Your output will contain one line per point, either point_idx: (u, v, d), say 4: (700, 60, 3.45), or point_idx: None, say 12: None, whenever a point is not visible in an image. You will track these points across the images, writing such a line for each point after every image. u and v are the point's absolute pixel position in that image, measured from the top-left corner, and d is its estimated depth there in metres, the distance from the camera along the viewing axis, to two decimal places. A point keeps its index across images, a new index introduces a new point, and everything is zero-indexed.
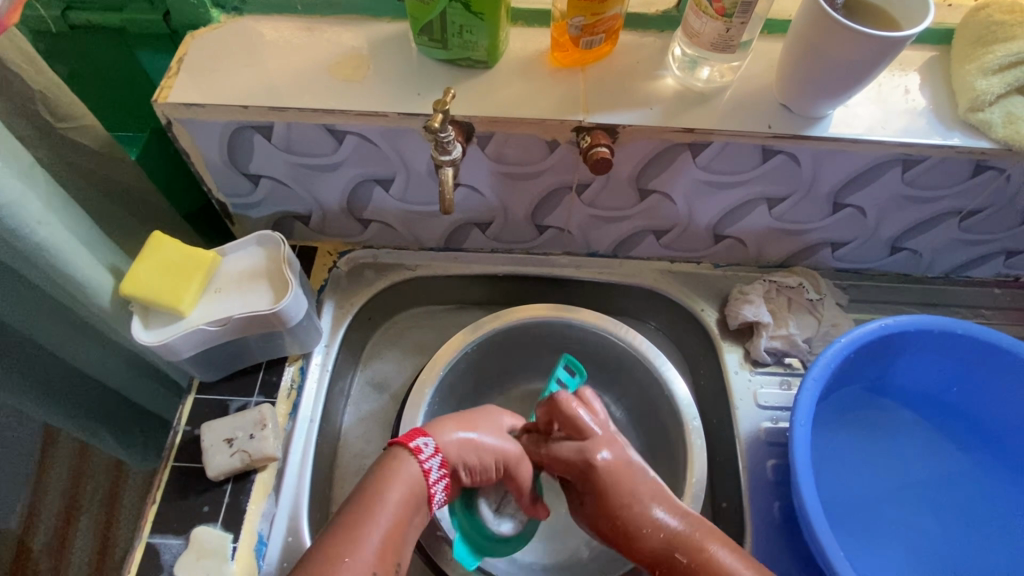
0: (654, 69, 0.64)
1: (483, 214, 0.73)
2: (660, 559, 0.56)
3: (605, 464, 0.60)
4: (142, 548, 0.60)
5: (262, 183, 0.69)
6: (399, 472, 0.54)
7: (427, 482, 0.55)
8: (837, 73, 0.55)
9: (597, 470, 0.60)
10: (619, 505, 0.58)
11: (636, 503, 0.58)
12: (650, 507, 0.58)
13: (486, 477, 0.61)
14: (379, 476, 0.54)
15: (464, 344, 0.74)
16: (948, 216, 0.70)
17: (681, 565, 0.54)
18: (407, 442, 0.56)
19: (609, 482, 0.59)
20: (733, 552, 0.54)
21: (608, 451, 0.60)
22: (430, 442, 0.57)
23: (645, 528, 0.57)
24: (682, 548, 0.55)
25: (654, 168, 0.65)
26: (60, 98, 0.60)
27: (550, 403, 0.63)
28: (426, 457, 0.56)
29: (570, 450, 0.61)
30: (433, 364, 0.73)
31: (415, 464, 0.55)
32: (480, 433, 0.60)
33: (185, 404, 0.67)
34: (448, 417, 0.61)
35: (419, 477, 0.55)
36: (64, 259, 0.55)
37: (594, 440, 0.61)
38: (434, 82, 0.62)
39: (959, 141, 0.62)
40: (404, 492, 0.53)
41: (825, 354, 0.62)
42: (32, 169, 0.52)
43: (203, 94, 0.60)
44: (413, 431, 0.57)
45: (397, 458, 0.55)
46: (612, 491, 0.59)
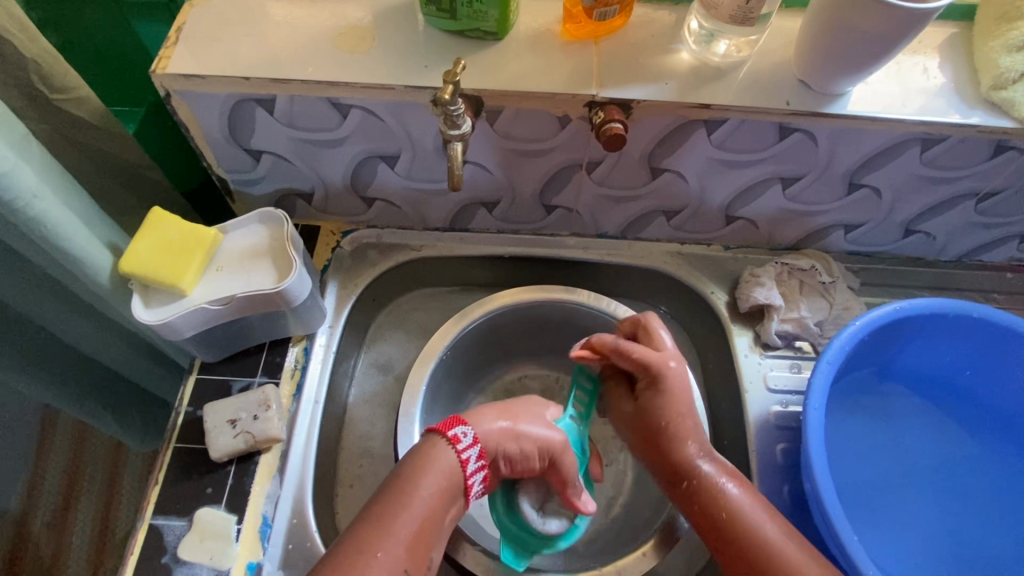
0: (668, 43, 0.62)
1: (490, 193, 0.71)
2: (688, 472, 0.57)
3: (674, 372, 0.61)
4: (145, 529, 0.59)
5: (264, 159, 0.67)
6: (435, 462, 0.53)
7: (464, 471, 0.54)
8: (859, 47, 0.53)
9: (665, 378, 0.61)
10: (666, 424, 0.59)
11: (682, 421, 0.59)
12: (694, 435, 0.59)
13: (528, 466, 0.60)
14: (412, 464, 0.53)
15: (469, 322, 0.74)
16: (965, 198, 0.69)
17: (701, 487, 0.56)
18: (443, 431, 0.55)
19: (666, 392, 0.60)
20: (749, 494, 0.55)
21: (677, 363, 0.62)
22: (468, 432, 0.56)
23: (682, 445, 0.58)
24: (705, 476, 0.56)
25: (667, 146, 0.64)
26: (54, 67, 0.57)
27: (639, 319, 0.66)
28: (464, 447, 0.54)
29: (647, 351, 0.62)
30: (436, 343, 0.72)
31: (452, 453, 0.54)
32: (520, 424, 0.59)
33: (187, 384, 0.66)
34: (484, 407, 0.60)
35: (456, 467, 0.54)
36: (61, 235, 0.53)
37: (668, 353, 0.62)
38: (441, 54, 0.60)
39: (980, 119, 0.60)
40: (439, 482, 0.52)
41: (839, 337, 0.61)
42: (27, 140, 0.50)
43: (203, 65, 0.58)
44: (452, 418, 0.56)
45: (434, 446, 0.54)
46: (670, 396, 0.60)
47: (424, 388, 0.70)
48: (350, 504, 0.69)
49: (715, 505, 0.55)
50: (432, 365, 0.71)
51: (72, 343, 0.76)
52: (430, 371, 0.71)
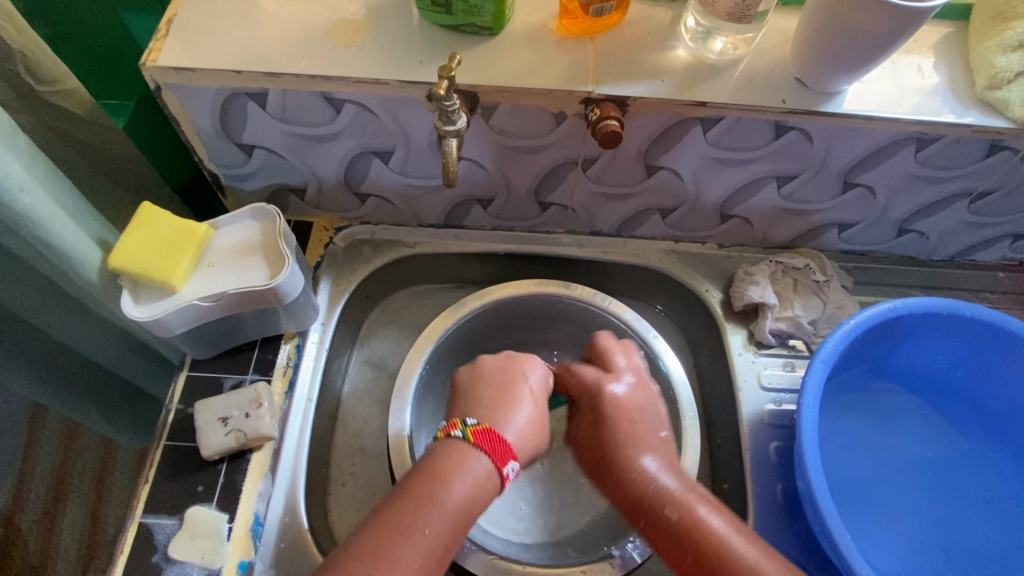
0: (665, 40, 0.62)
1: (485, 190, 0.71)
2: (647, 508, 0.55)
3: (620, 389, 0.63)
4: (135, 528, 0.58)
5: (256, 154, 0.66)
6: (464, 466, 0.51)
7: (497, 478, 0.53)
8: (856, 45, 0.53)
9: (604, 398, 0.62)
10: (607, 428, 0.60)
11: (621, 430, 0.60)
12: (640, 454, 0.58)
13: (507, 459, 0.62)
14: (442, 466, 0.51)
15: (463, 315, 0.73)
16: (958, 198, 0.69)
17: (668, 520, 0.53)
18: (478, 440, 0.53)
19: (601, 405, 0.62)
20: (705, 499, 0.54)
21: (621, 385, 0.64)
22: (515, 469, 0.54)
23: (631, 465, 0.57)
24: (673, 505, 0.54)
25: (662, 144, 0.63)
26: (41, 58, 0.56)
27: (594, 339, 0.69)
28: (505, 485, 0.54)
29: (591, 374, 0.65)
30: (427, 338, 0.71)
31: (490, 466, 0.52)
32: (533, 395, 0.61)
33: (178, 381, 0.65)
34: (494, 396, 0.59)
35: (489, 478, 0.52)
36: (49, 230, 0.52)
37: (612, 373, 0.65)
38: (436, 49, 0.59)
39: (975, 120, 0.60)
40: (470, 487, 0.51)
41: (834, 335, 0.62)
42: (14, 133, 0.49)
43: (193, 58, 0.57)
44: (508, 450, 0.54)
45: (461, 452, 0.52)
46: (616, 417, 0.61)
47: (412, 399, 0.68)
48: (342, 501, 0.68)
49: (662, 516, 0.54)
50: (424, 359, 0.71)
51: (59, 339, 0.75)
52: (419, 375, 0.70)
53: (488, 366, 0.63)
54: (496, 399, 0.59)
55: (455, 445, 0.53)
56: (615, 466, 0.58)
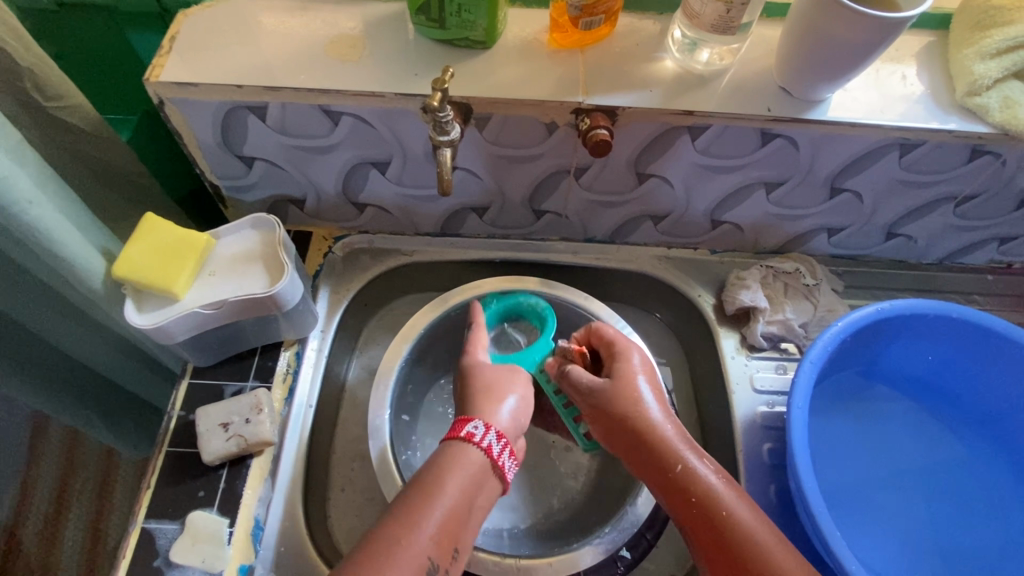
0: (653, 51, 0.63)
1: (480, 199, 0.73)
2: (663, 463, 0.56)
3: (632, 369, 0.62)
4: (137, 533, 0.59)
5: (256, 165, 0.68)
6: (455, 463, 0.54)
7: (494, 462, 0.55)
8: (836, 55, 0.55)
9: (622, 365, 0.63)
10: (625, 399, 0.60)
11: (638, 403, 0.59)
12: (650, 410, 0.59)
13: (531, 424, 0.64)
14: (442, 465, 0.53)
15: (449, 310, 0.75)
16: (944, 202, 0.71)
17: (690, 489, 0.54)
18: (454, 433, 0.57)
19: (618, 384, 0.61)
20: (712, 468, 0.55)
21: (638, 359, 0.64)
22: (478, 424, 0.57)
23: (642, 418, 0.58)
24: (688, 473, 0.55)
25: (652, 152, 0.65)
26: (48, 76, 0.58)
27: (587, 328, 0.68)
28: (479, 438, 0.56)
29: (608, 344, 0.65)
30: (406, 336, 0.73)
31: (481, 454, 0.55)
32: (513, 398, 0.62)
33: (180, 389, 0.66)
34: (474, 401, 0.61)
35: (485, 465, 0.55)
36: (55, 240, 0.54)
37: (625, 350, 0.64)
38: (430, 63, 0.61)
39: (957, 125, 0.62)
40: (465, 481, 0.53)
41: (823, 337, 0.63)
42: (22, 147, 0.51)
43: (195, 73, 0.59)
44: (459, 421, 0.58)
45: (455, 450, 0.55)
46: (626, 383, 0.61)
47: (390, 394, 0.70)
48: (341, 507, 0.69)
49: (685, 489, 0.54)
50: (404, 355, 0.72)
51: (61, 347, 0.76)
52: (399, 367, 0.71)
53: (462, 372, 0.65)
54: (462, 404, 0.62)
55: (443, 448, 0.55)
56: (637, 437, 0.58)
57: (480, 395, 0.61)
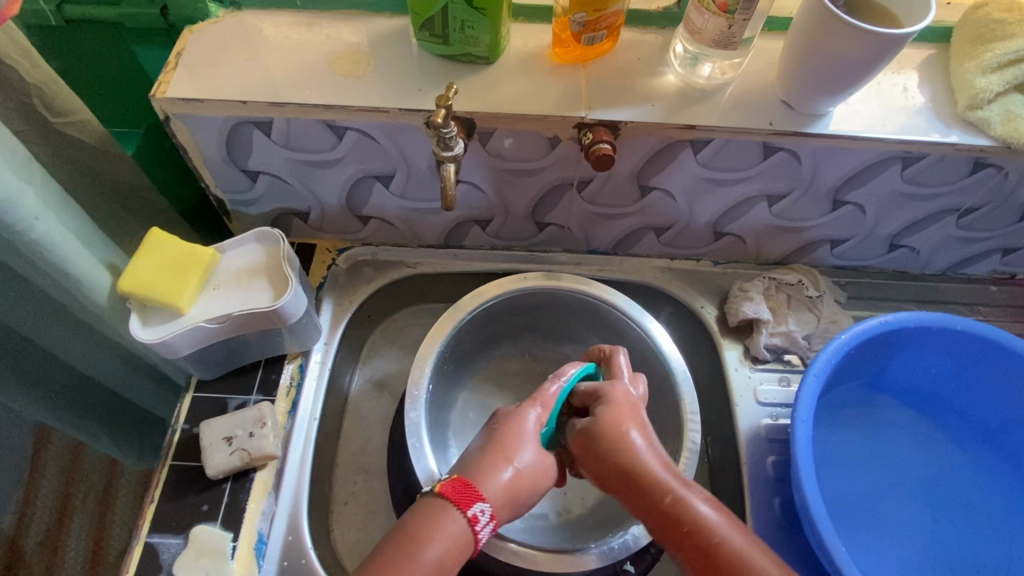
0: (655, 65, 0.64)
1: (484, 211, 0.73)
2: (644, 488, 0.51)
3: (624, 396, 0.58)
4: (141, 548, 0.59)
5: (260, 179, 0.68)
6: (444, 533, 0.49)
7: (475, 542, 0.51)
8: (838, 70, 0.55)
9: (608, 394, 0.58)
10: (609, 431, 0.54)
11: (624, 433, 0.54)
12: (634, 439, 0.54)
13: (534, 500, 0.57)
14: (421, 534, 0.49)
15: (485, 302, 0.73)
16: (947, 214, 0.71)
17: (665, 503, 0.49)
18: (461, 503, 0.51)
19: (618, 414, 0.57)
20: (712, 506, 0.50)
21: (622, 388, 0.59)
22: (486, 510, 0.51)
23: (626, 451, 0.53)
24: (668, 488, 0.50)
25: (655, 165, 0.65)
26: (56, 92, 0.59)
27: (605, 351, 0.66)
28: (481, 526, 0.51)
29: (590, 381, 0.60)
30: (437, 332, 0.70)
31: (467, 529, 0.50)
32: (524, 483, 0.55)
33: (184, 401, 0.67)
34: (490, 462, 0.54)
35: (469, 541, 0.50)
36: (61, 256, 0.54)
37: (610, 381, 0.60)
38: (433, 78, 0.61)
39: (959, 138, 0.62)
40: (449, 551, 0.49)
41: (827, 349, 0.63)
42: (29, 164, 0.51)
43: (202, 89, 0.59)
44: (471, 491, 0.52)
45: (446, 515, 0.50)
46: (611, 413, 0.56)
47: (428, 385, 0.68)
48: (344, 520, 0.69)
49: (671, 518, 0.49)
50: (439, 346, 0.70)
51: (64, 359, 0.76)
52: (438, 351, 0.70)
53: (505, 417, 0.59)
54: (491, 451, 0.55)
55: (434, 511, 0.51)
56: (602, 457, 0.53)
57: (500, 451, 0.55)
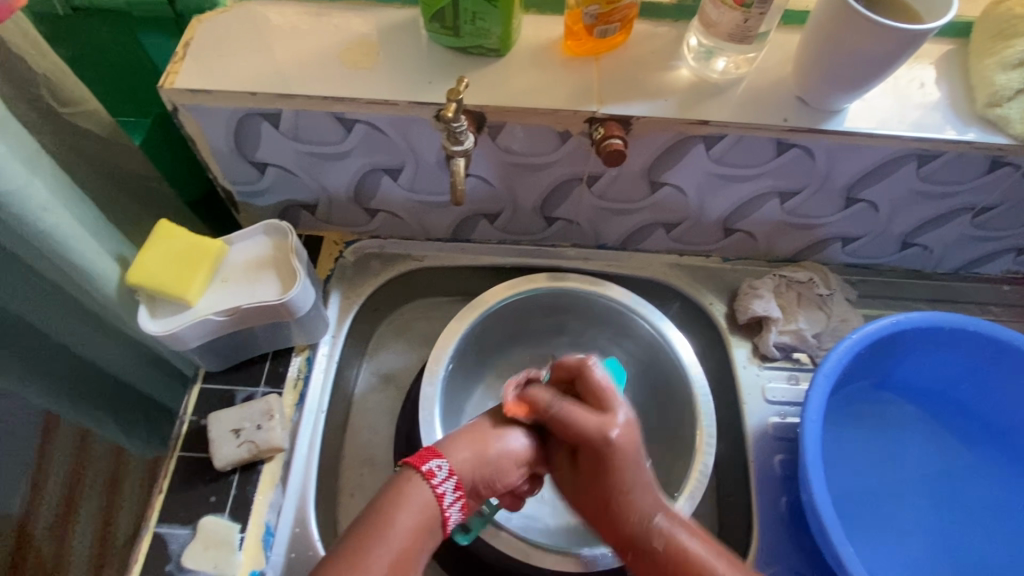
0: (668, 59, 0.63)
1: (492, 204, 0.72)
2: (634, 544, 0.52)
3: (620, 444, 0.53)
4: (149, 538, 0.60)
5: (269, 171, 0.68)
6: (409, 498, 0.52)
7: (441, 506, 0.52)
8: (856, 65, 0.54)
9: (613, 454, 0.53)
10: (620, 469, 0.53)
11: (627, 495, 0.53)
12: (643, 505, 0.53)
13: (510, 482, 0.58)
14: (388, 501, 0.51)
15: (497, 303, 0.73)
16: (961, 212, 0.70)
17: (656, 552, 0.51)
18: (418, 465, 0.54)
19: (615, 467, 0.53)
20: (709, 545, 0.51)
21: (619, 429, 0.53)
22: (443, 465, 0.54)
23: (630, 519, 0.52)
24: (658, 537, 0.51)
25: (666, 160, 0.64)
26: (62, 80, 0.58)
27: (576, 364, 0.57)
28: (438, 481, 0.53)
29: (589, 420, 0.53)
30: (450, 332, 0.71)
31: (427, 489, 0.52)
32: (488, 448, 0.56)
33: (192, 392, 0.67)
34: (458, 431, 0.57)
35: (432, 502, 0.52)
36: (69, 248, 0.54)
37: (610, 416, 0.54)
38: (443, 70, 0.60)
39: (976, 136, 0.61)
40: (415, 516, 0.51)
41: (838, 349, 0.62)
42: (38, 155, 0.51)
43: (211, 80, 0.59)
44: (427, 452, 0.55)
45: (408, 482, 0.53)
46: (618, 473, 0.53)
47: (444, 372, 0.69)
48: (351, 512, 0.69)
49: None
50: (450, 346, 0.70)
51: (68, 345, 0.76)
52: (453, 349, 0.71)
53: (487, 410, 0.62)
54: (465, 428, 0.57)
55: (402, 477, 0.53)
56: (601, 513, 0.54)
57: (471, 429, 0.57)
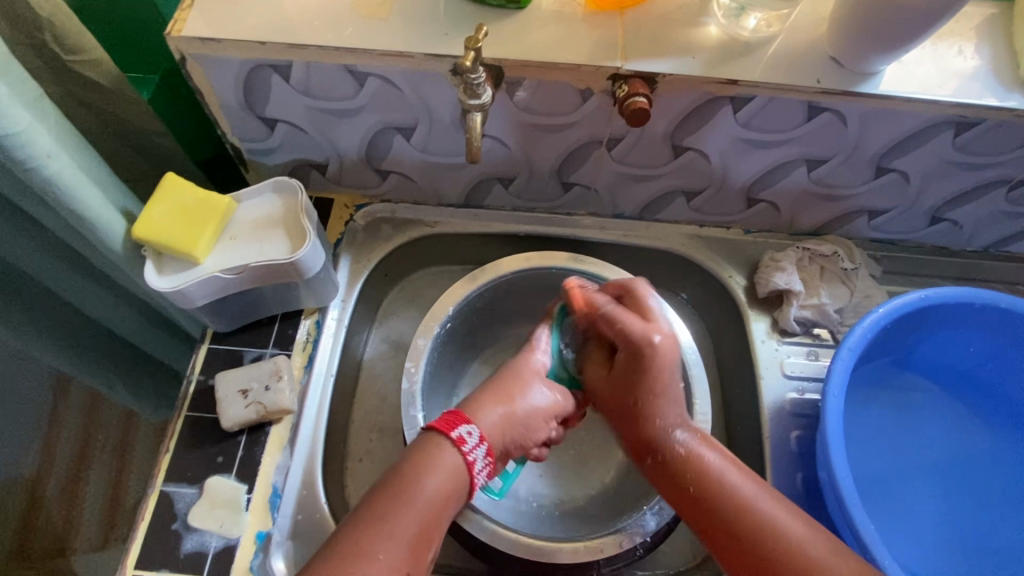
0: (696, 16, 0.60)
1: (508, 168, 0.70)
2: (654, 449, 0.55)
3: (661, 350, 0.55)
4: (156, 496, 0.59)
5: (278, 128, 0.66)
6: (439, 462, 0.51)
7: (470, 472, 0.52)
8: (898, 21, 0.51)
9: (652, 354, 0.55)
10: (661, 372, 0.55)
11: (661, 402, 0.55)
12: (668, 414, 0.55)
13: (543, 434, 0.60)
14: (416, 465, 0.50)
15: (493, 277, 0.72)
16: (996, 186, 0.67)
17: (673, 456, 0.54)
18: (446, 429, 0.53)
19: (650, 368, 0.55)
20: (734, 463, 0.53)
21: (663, 335, 0.56)
22: (473, 432, 0.54)
23: (658, 421, 0.55)
24: (680, 443, 0.55)
25: (691, 123, 0.62)
26: (68, 26, 0.56)
27: (626, 285, 0.62)
28: (469, 448, 0.53)
29: (635, 325, 0.57)
30: (449, 297, 0.70)
31: (457, 455, 0.52)
32: (518, 410, 0.57)
33: (199, 353, 0.66)
34: (483, 394, 0.58)
35: (461, 467, 0.52)
36: (74, 198, 0.52)
37: (653, 323, 0.57)
38: (461, 23, 0.58)
39: (1019, 103, 0.58)
40: (444, 481, 0.50)
41: (863, 322, 0.60)
42: (41, 100, 0.49)
43: (220, 28, 0.56)
44: (454, 418, 0.54)
45: (437, 446, 0.52)
46: (652, 375, 0.55)
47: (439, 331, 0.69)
48: (359, 478, 0.69)
49: (680, 476, 0.53)
50: (443, 318, 0.70)
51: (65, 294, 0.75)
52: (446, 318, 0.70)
53: (505, 364, 0.62)
54: (486, 390, 0.58)
55: (430, 438, 0.53)
56: (625, 406, 0.57)
57: (495, 391, 0.58)
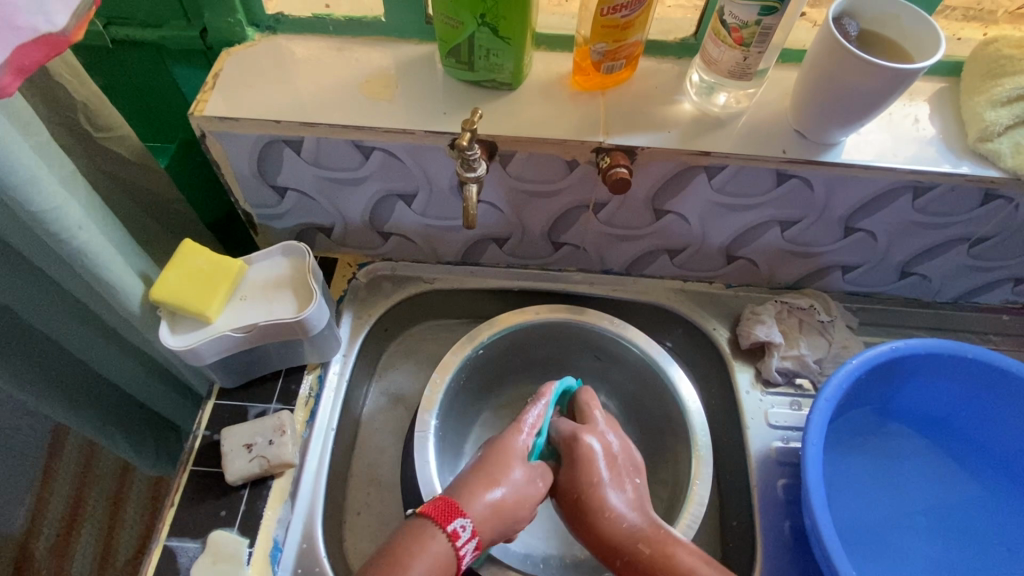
0: (671, 94, 0.66)
1: (501, 230, 0.75)
2: (620, 548, 0.58)
3: (590, 450, 0.63)
4: (160, 550, 0.61)
5: (288, 196, 0.71)
6: (428, 549, 0.52)
7: (459, 562, 0.53)
8: (848, 103, 0.57)
9: (583, 454, 0.63)
10: (592, 467, 0.62)
11: (601, 491, 0.61)
12: (610, 500, 0.60)
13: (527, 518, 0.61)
14: (406, 549, 0.52)
15: (517, 320, 0.76)
16: (957, 243, 0.72)
17: (641, 554, 0.57)
18: (441, 520, 0.54)
19: (581, 468, 0.62)
20: (694, 554, 0.56)
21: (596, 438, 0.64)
22: (467, 525, 0.55)
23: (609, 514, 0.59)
24: (645, 541, 0.57)
25: (670, 189, 0.67)
26: (99, 107, 0.62)
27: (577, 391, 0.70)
28: (461, 542, 0.54)
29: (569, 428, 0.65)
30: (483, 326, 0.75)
31: (449, 547, 0.53)
32: (507, 496, 0.58)
33: (205, 409, 0.68)
34: (473, 478, 0.59)
35: (450, 560, 0.53)
36: (100, 264, 0.56)
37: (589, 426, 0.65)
38: (458, 102, 0.64)
39: (969, 169, 0.63)
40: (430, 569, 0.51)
41: (838, 374, 0.63)
42: (73, 176, 0.54)
43: (237, 109, 0.62)
44: (450, 508, 0.55)
45: (428, 534, 0.53)
46: (586, 477, 0.62)
47: (469, 353, 0.74)
48: (358, 530, 0.70)
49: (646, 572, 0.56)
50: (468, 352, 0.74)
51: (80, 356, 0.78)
52: (466, 357, 0.74)
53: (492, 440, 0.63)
54: (473, 478, 0.59)
55: (421, 525, 0.54)
56: (576, 511, 0.61)
57: (480, 474, 0.59)
